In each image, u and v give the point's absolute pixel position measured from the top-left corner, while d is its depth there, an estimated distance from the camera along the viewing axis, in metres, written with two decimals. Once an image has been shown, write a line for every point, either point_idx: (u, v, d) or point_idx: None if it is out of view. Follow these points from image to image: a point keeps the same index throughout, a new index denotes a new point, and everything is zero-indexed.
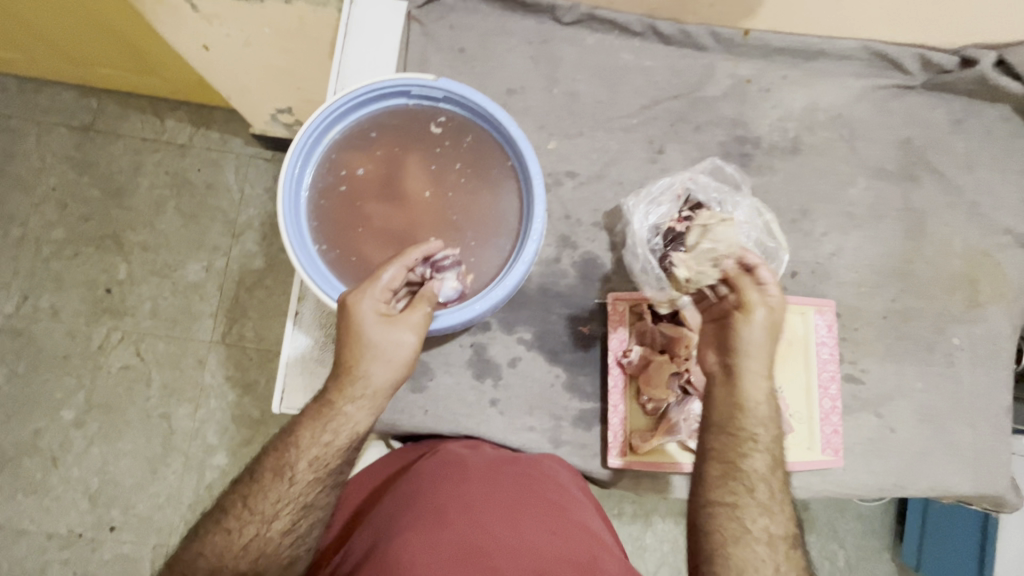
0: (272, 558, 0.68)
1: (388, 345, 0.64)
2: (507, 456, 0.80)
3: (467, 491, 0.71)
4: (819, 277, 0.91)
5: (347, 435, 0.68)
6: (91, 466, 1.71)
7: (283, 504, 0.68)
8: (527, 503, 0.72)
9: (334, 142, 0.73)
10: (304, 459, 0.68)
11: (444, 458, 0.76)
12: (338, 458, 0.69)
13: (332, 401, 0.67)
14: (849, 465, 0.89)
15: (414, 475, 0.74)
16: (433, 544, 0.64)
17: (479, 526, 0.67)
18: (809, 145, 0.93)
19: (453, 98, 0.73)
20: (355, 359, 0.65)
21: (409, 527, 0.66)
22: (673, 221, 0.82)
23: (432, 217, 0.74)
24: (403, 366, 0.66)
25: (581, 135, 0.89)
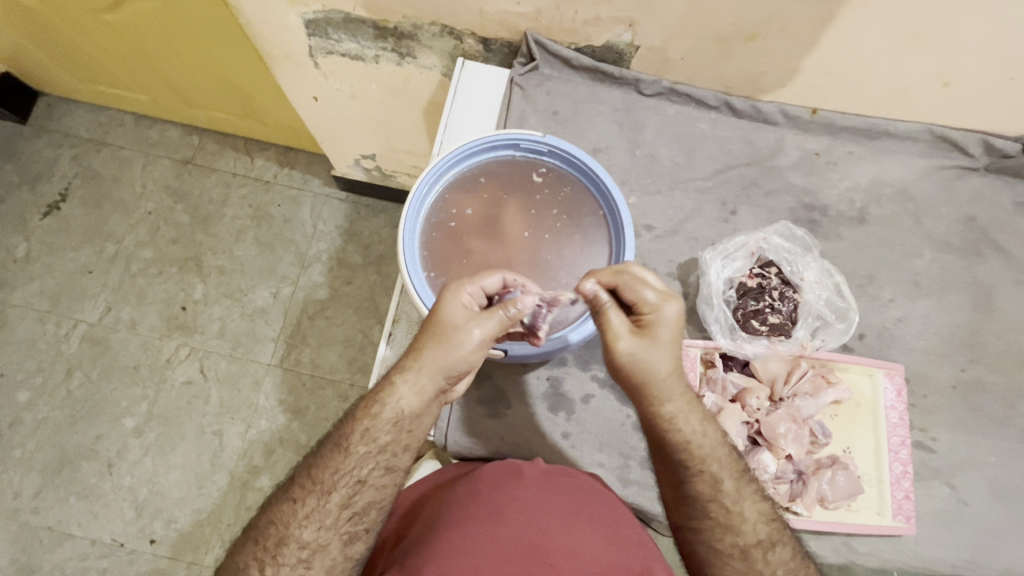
0: (333, 533, 0.71)
1: (455, 328, 0.69)
2: (562, 469, 0.80)
3: (522, 494, 0.75)
4: (885, 341, 0.94)
5: (392, 412, 0.71)
6: (142, 476, 1.77)
7: (342, 477, 0.71)
8: (585, 515, 0.74)
9: (448, 183, 0.82)
10: (359, 434, 0.72)
11: (499, 465, 0.80)
12: (388, 432, 0.72)
13: (391, 380, 0.72)
14: (921, 535, 0.87)
15: (473, 478, 0.78)
16: (494, 538, 0.70)
17: (536, 530, 0.71)
18: (875, 216, 0.98)
19: (556, 152, 0.82)
20: (429, 333, 0.71)
21: (468, 520, 0.72)
22: (746, 277, 0.90)
23: (528, 254, 0.82)
24: (455, 355, 0.69)
25: (659, 193, 0.97)
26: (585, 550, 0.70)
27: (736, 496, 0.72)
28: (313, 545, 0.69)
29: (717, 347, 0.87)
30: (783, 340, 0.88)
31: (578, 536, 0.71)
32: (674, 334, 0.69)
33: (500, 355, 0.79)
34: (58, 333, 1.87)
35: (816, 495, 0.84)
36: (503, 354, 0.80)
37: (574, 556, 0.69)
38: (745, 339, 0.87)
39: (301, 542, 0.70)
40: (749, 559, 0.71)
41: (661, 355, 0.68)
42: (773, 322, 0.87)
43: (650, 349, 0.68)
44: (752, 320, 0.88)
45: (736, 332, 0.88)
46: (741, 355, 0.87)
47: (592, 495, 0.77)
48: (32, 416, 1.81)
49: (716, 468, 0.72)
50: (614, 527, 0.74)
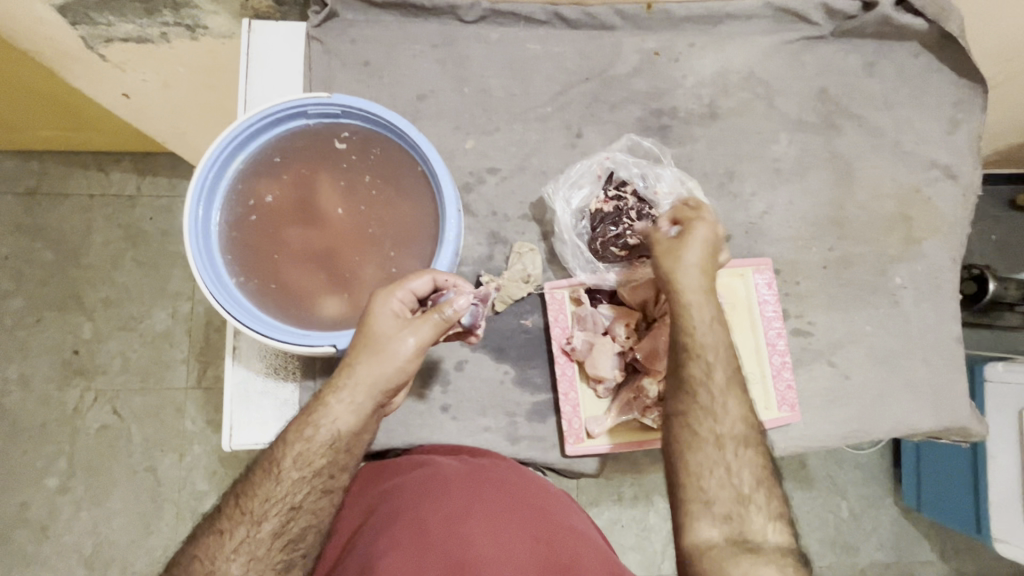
0: (265, 563, 0.66)
1: (387, 339, 0.65)
2: (491, 462, 0.78)
3: (448, 504, 0.70)
4: (753, 237, 0.92)
5: (328, 433, 0.66)
6: (84, 529, 1.69)
7: (271, 505, 0.66)
8: (512, 509, 0.71)
9: (238, 173, 0.72)
10: (291, 458, 0.67)
11: (417, 474, 0.74)
12: (321, 457, 0.66)
13: (323, 399, 0.67)
14: (809, 417, 0.89)
15: (390, 496, 0.72)
16: (419, 567, 0.65)
17: (466, 544, 0.67)
18: (727, 108, 0.93)
19: (351, 112, 0.72)
20: (364, 346, 0.66)
21: (389, 552, 0.66)
22: (599, 202, 0.84)
23: (349, 233, 0.74)
24: (393, 367, 0.65)
25: (498, 130, 0.89)
26: (508, 553, 0.67)
27: (725, 387, 0.70)
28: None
29: (580, 284, 0.84)
30: (645, 261, 0.84)
31: (503, 536, 0.68)
32: (706, 242, 0.73)
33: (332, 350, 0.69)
34: None
35: None
36: (335, 350, 0.69)
37: (498, 561, 0.66)
38: (606, 269, 0.84)
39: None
40: (720, 447, 0.68)
41: (692, 258, 0.72)
42: (632, 245, 0.82)
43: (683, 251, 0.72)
44: (611, 248, 0.83)
45: (595, 264, 0.84)
46: (606, 286, 0.84)
47: (525, 486, 0.75)
48: None
49: (712, 357, 0.71)
50: (542, 518, 0.72)
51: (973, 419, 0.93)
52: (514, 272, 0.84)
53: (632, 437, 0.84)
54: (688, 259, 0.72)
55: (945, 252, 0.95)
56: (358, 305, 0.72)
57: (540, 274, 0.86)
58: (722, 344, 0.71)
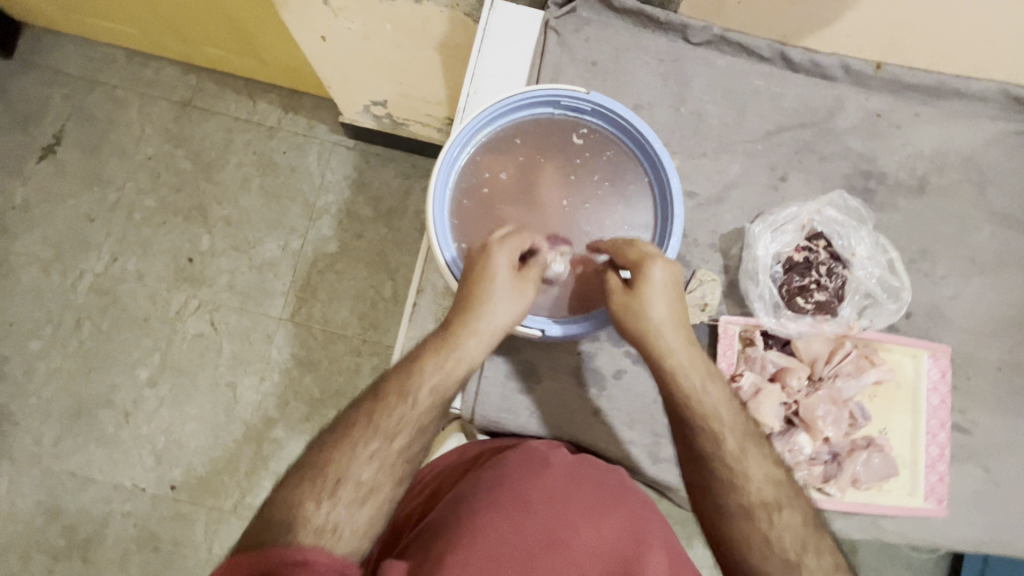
0: None
1: (499, 287, 0.68)
2: (590, 462, 0.79)
3: (550, 485, 0.73)
4: (933, 320, 0.89)
5: (429, 389, 0.67)
6: (159, 425, 1.68)
7: (361, 462, 0.63)
8: (616, 509, 0.73)
9: (480, 145, 0.77)
10: (391, 418, 0.66)
11: (527, 451, 0.77)
12: (418, 418, 0.66)
13: (423, 359, 0.67)
14: (951, 515, 0.86)
15: (498, 463, 0.76)
16: (520, 527, 0.67)
17: (565, 523, 0.69)
18: (936, 185, 0.91)
19: (599, 111, 0.75)
20: (476, 297, 0.68)
21: (493, 507, 0.69)
22: (794, 251, 0.85)
23: (565, 223, 0.78)
24: (498, 310, 0.68)
25: (704, 156, 0.90)
26: (605, 545, 0.69)
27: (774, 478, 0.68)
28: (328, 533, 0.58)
29: (758, 325, 0.83)
30: (830, 319, 0.84)
31: (608, 529, 0.70)
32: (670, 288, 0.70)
33: (538, 336, 0.73)
34: (65, 283, 1.73)
35: (850, 477, 0.83)
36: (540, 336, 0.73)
37: (595, 551, 0.67)
38: (789, 318, 0.83)
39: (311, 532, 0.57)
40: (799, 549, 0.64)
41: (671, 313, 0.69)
42: (819, 300, 0.83)
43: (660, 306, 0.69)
44: (797, 298, 0.84)
45: (780, 309, 0.84)
46: (784, 334, 0.84)
47: (625, 492, 0.77)
48: (45, 365, 1.70)
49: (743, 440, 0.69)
50: (645, 527, 0.73)
51: None
52: (692, 297, 0.85)
53: None
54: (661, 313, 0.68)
55: None
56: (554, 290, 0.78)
57: (716, 305, 0.85)
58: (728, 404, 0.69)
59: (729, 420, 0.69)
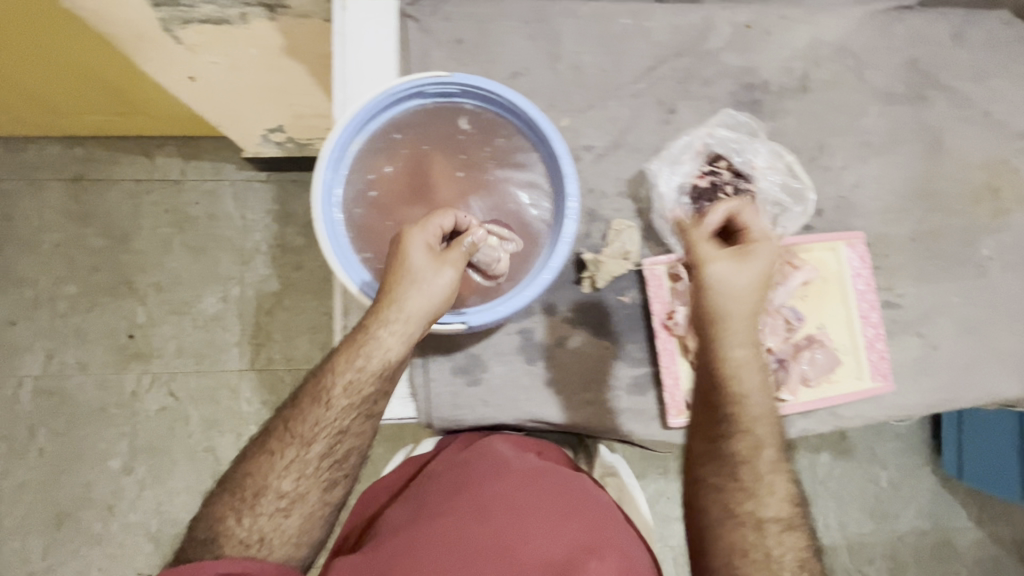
0: (268, 527, 0.71)
1: (416, 269, 0.67)
2: (556, 467, 0.79)
3: (509, 490, 0.75)
4: (843, 211, 0.92)
5: (332, 423, 0.71)
6: (148, 508, 1.63)
7: (278, 474, 0.71)
8: (573, 517, 0.74)
9: (357, 154, 0.73)
10: (307, 425, 0.71)
11: (493, 455, 0.79)
12: (333, 430, 0.71)
13: (335, 363, 0.70)
14: (900, 387, 0.91)
15: (458, 468, 0.78)
16: (474, 533, 0.71)
17: (517, 521, 0.72)
18: (818, 82, 0.93)
19: (468, 91, 0.73)
20: (394, 280, 0.67)
21: (451, 513, 0.73)
22: (697, 179, 0.87)
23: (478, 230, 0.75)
24: (430, 303, 0.68)
25: (591, 108, 0.89)
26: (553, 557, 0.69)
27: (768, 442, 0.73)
28: (249, 543, 0.69)
29: (680, 259, 0.85)
30: None
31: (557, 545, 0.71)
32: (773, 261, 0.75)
33: (462, 328, 0.72)
34: (4, 395, 1.64)
35: (797, 377, 0.87)
36: (466, 327, 0.72)
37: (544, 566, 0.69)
38: None
39: (235, 540, 0.69)
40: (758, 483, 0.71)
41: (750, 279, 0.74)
42: None
43: (741, 271, 0.74)
44: None
45: None
46: None
47: (587, 498, 0.77)
48: (11, 482, 1.62)
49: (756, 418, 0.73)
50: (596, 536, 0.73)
51: None
52: (614, 249, 0.85)
53: None
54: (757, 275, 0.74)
55: None
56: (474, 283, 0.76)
57: (638, 250, 0.86)
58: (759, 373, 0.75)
59: (764, 408, 0.74)
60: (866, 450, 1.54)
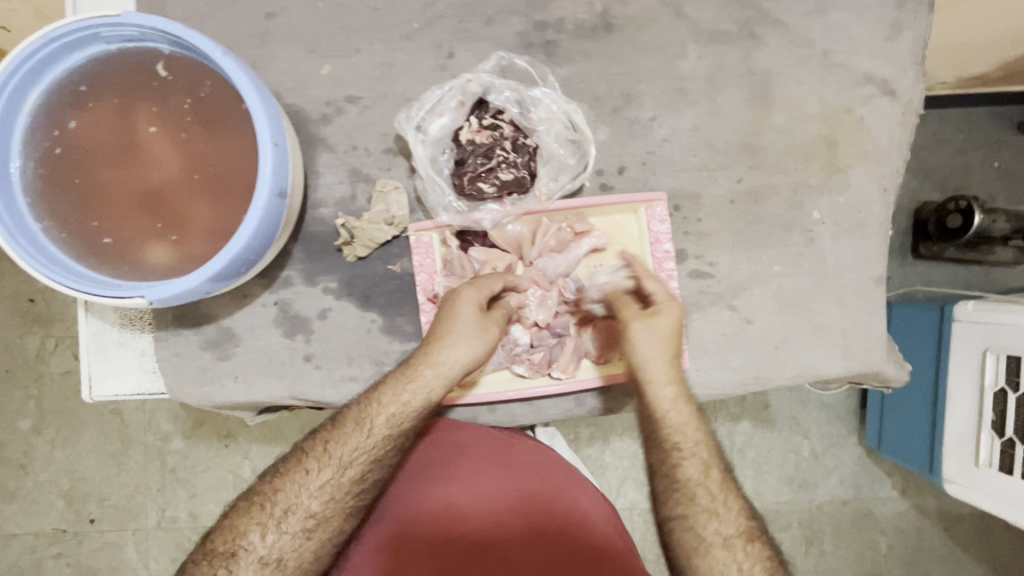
0: (285, 544, 0.69)
1: (464, 321, 0.71)
2: (533, 445, 0.82)
3: (486, 475, 0.79)
4: (650, 168, 0.82)
5: (367, 450, 0.71)
6: (61, 467, 1.39)
7: (309, 493, 0.70)
8: (553, 487, 0.79)
9: (36, 111, 0.65)
10: (345, 446, 0.71)
11: (475, 434, 0.80)
12: (375, 456, 0.71)
13: (382, 391, 0.71)
14: (704, 365, 0.83)
15: (447, 456, 0.79)
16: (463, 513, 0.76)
17: (523, 495, 0.78)
18: (625, 19, 0.81)
19: (150, 32, 0.64)
20: (442, 328, 0.71)
21: (442, 489, 0.78)
22: (463, 134, 0.76)
23: (187, 195, 0.67)
24: (463, 367, 0.71)
25: (357, 52, 0.79)
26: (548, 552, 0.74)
27: (721, 488, 0.72)
28: (268, 561, 0.68)
29: (446, 225, 0.76)
30: (518, 197, 0.77)
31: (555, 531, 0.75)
32: (670, 335, 0.73)
33: (144, 301, 0.63)
34: None
35: (579, 353, 0.79)
36: (149, 301, 0.63)
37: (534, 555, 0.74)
38: (473, 208, 0.77)
39: (254, 557, 0.68)
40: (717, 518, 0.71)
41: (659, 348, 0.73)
42: (503, 179, 0.76)
43: (653, 331, 0.73)
44: (478, 184, 0.76)
45: (461, 203, 0.77)
46: (477, 227, 0.78)
47: (556, 465, 0.81)
48: None
49: (687, 449, 0.73)
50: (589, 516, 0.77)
51: (889, 363, 0.86)
52: (375, 212, 0.78)
53: (504, 385, 0.80)
54: (654, 352, 0.73)
55: (874, 181, 0.84)
56: (185, 252, 0.67)
57: (406, 214, 0.78)
58: (691, 422, 0.74)
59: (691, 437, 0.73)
60: (790, 419, 1.30)
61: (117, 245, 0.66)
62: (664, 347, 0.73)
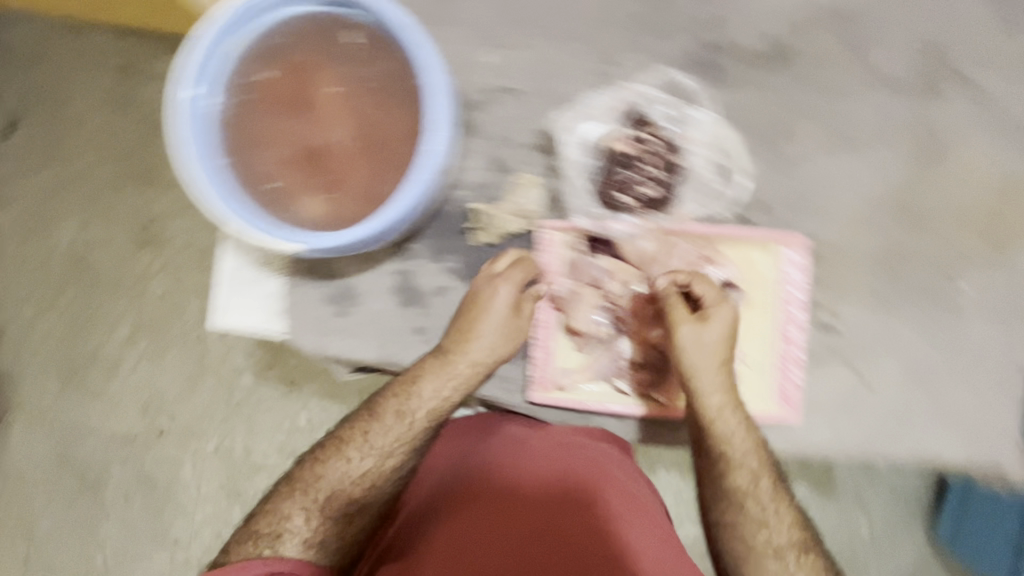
0: (322, 524, 0.70)
1: (489, 317, 0.73)
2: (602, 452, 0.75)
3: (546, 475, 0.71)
4: (794, 209, 0.79)
5: (401, 430, 0.72)
6: (75, 404, 1.27)
7: (351, 479, 0.71)
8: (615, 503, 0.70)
9: (235, 57, 0.71)
10: (386, 435, 0.72)
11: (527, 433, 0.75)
12: (409, 445, 0.72)
13: (420, 384, 0.73)
14: (811, 420, 0.79)
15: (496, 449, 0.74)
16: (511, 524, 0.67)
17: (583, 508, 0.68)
18: (799, 53, 0.79)
19: (352, 2, 0.68)
20: (471, 322, 0.74)
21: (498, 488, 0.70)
22: (614, 142, 0.77)
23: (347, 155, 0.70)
24: (481, 360, 0.74)
25: (523, 46, 0.80)
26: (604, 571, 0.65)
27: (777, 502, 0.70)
28: (306, 545, 0.68)
29: (580, 229, 0.77)
30: (656, 214, 0.77)
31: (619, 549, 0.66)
32: (728, 331, 0.71)
33: (300, 249, 0.67)
34: None
35: (685, 382, 0.78)
36: (305, 250, 0.67)
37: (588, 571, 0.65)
38: (610, 218, 0.77)
39: (295, 541, 0.69)
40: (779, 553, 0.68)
41: (714, 346, 0.70)
42: (646, 194, 0.77)
43: (704, 335, 0.70)
44: (620, 194, 0.77)
45: (600, 210, 0.77)
46: (608, 237, 0.77)
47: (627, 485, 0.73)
48: None
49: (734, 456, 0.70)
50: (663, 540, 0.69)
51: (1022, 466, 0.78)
52: (512, 203, 0.79)
53: (602, 397, 0.79)
54: (700, 354, 0.70)
55: None
56: (336, 207, 0.71)
57: (538, 210, 0.79)
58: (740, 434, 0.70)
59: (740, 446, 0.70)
60: None
61: (282, 192, 0.71)
62: (717, 352, 0.70)
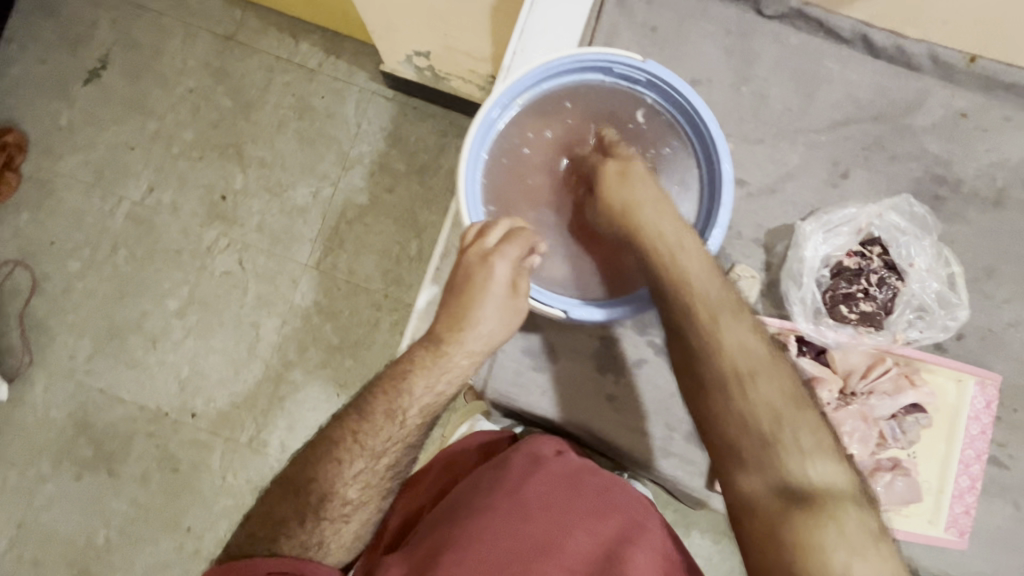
0: (326, 530, 0.65)
1: (497, 291, 0.67)
2: (592, 468, 0.74)
3: (547, 493, 0.68)
4: (987, 346, 0.82)
5: (414, 409, 0.67)
6: (185, 354, 1.39)
7: (344, 481, 0.65)
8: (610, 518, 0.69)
9: (526, 107, 0.76)
10: (379, 434, 0.66)
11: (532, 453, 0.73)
12: (404, 445, 0.67)
13: (412, 379, 0.67)
14: (972, 549, 0.82)
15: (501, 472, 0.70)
16: (515, 533, 0.63)
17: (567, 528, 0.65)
18: (1016, 201, 0.82)
19: (654, 83, 0.74)
20: (468, 300, 0.68)
21: (492, 511, 0.65)
22: (844, 256, 0.79)
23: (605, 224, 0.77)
24: (500, 338, 0.69)
25: (760, 142, 0.83)
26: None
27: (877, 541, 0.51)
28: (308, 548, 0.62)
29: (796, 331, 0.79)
30: (871, 332, 0.79)
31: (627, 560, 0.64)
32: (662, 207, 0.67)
33: (562, 316, 0.73)
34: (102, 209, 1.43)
35: None
36: (564, 316, 0.73)
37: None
38: (829, 326, 0.78)
39: (297, 548, 0.62)
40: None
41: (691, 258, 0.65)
42: (864, 310, 0.78)
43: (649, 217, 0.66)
44: (841, 306, 0.78)
45: (819, 317, 0.78)
46: (820, 343, 0.79)
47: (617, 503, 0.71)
48: (82, 287, 1.41)
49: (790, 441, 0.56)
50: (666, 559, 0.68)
51: None
52: None
53: None
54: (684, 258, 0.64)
55: None
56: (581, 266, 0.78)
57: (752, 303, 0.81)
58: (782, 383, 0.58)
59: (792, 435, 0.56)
60: None
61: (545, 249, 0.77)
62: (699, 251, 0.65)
